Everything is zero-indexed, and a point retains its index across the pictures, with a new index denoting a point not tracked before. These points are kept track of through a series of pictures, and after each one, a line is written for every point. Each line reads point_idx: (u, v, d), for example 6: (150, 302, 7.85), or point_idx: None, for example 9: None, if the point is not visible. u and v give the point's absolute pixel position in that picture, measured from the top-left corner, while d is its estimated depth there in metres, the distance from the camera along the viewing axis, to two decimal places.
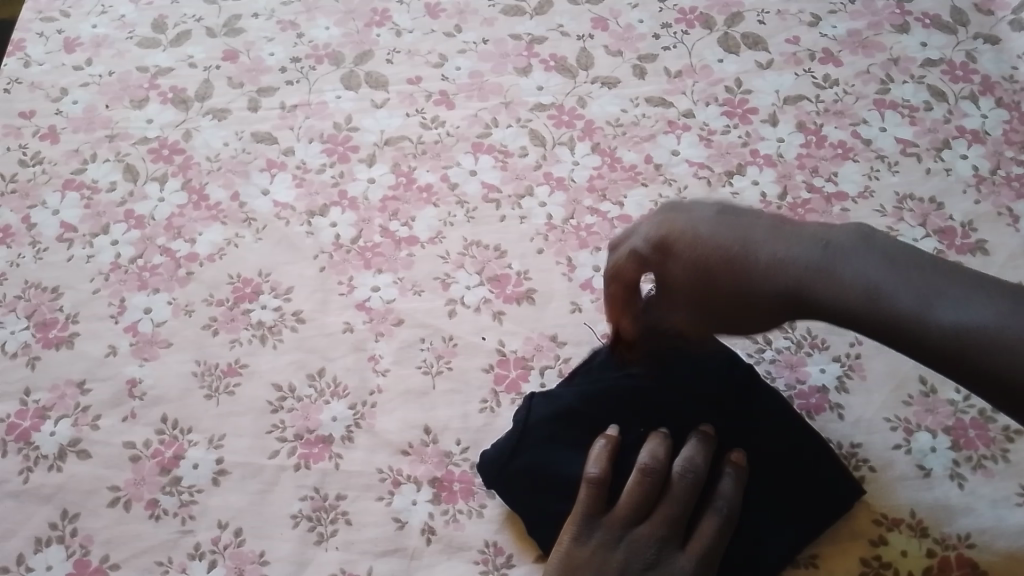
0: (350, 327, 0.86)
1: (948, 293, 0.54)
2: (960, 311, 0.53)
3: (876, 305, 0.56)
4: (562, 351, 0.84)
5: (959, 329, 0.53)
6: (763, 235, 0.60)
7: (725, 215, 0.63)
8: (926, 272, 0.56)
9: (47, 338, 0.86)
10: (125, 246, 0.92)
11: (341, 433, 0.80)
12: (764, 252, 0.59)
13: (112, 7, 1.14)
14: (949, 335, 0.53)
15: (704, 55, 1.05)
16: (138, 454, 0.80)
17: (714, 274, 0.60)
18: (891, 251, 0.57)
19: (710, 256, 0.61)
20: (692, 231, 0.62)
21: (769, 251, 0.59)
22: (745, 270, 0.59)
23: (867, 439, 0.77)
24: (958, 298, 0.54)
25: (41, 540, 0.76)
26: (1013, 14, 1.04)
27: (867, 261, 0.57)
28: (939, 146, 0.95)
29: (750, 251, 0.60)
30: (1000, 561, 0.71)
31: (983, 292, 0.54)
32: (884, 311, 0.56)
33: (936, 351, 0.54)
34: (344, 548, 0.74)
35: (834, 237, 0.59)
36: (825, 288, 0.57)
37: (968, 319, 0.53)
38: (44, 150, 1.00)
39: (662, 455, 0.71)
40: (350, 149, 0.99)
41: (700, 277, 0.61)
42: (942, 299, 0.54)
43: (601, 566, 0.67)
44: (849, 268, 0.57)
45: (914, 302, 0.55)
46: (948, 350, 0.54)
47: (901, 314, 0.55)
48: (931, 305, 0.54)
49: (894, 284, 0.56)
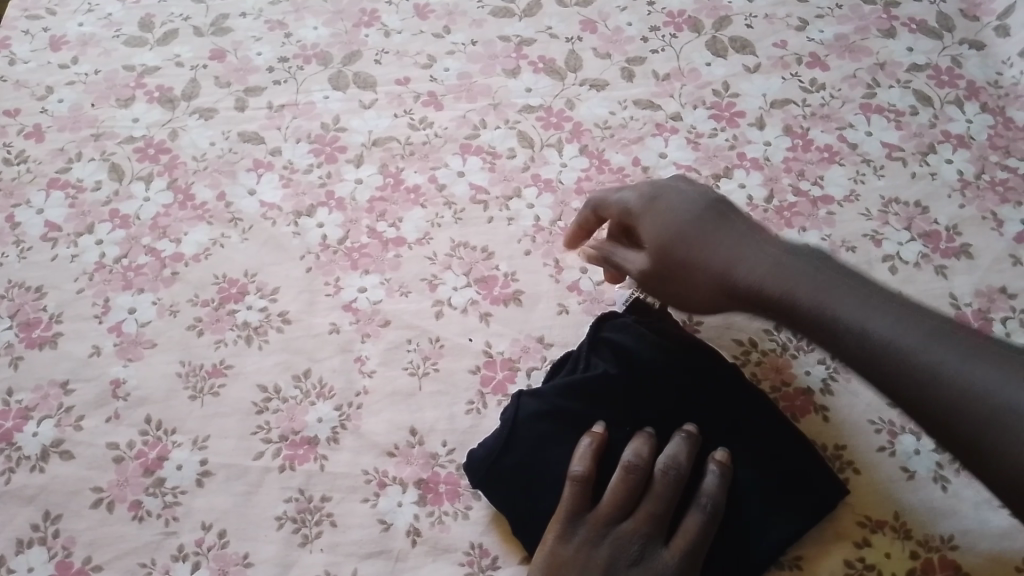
0: (337, 328, 0.85)
1: (889, 309, 0.63)
2: (892, 324, 0.62)
3: (821, 302, 0.65)
4: (549, 352, 0.84)
5: (884, 338, 0.61)
6: (739, 235, 0.73)
7: (719, 213, 0.75)
8: (875, 295, 0.64)
9: (31, 338, 0.86)
10: (110, 246, 0.91)
11: (327, 434, 0.79)
12: (735, 246, 0.72)
13: (99, 6, 1.13)
14: (873, 338, 0.62)
15: (692, 58, 1.05)
16: (122, 455, 0.79)
17: (685, 248, 0.73)
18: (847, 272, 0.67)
19: (695, 233, 0.73)
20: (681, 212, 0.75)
21: (741, 249, 0.72)
22: (711, 250, 0.72)
23: (852, 440, 0.77)
24: (889, 314, 0.62)
25: (23, 541, 0.75)
26: (998, 20, 1.05)
27: (825, 272, 0.67)
28: (925, 150, 0.95)
29: (725, 244, 0.72)
30: (982, 562, 0.71)
31: (903, 312, 0.62)
32: (825, 310, 0.65)
33: (863, 351, 0.62)
34: (329, 550, 0.74)
35: (807, 252, 0.70)
36: (777, 282, 0.68)
37: (886, 329, 0.61)
38: (29, 149, 0.99)
39: (646, 454, 0.71)
40: (338, 149, 0.99)
41: (672, 245, 0.74)
42: (879, 312, 0.63)
43: (585, 565, 0.67)
44: (807, 272, 0.68)
45: (856, 307, 0.64)
46: (872, 352, 0.61)
47: (838, 313, 0.64)
48: (871, 312, 0.63)
49: (836, 290, 0.65)
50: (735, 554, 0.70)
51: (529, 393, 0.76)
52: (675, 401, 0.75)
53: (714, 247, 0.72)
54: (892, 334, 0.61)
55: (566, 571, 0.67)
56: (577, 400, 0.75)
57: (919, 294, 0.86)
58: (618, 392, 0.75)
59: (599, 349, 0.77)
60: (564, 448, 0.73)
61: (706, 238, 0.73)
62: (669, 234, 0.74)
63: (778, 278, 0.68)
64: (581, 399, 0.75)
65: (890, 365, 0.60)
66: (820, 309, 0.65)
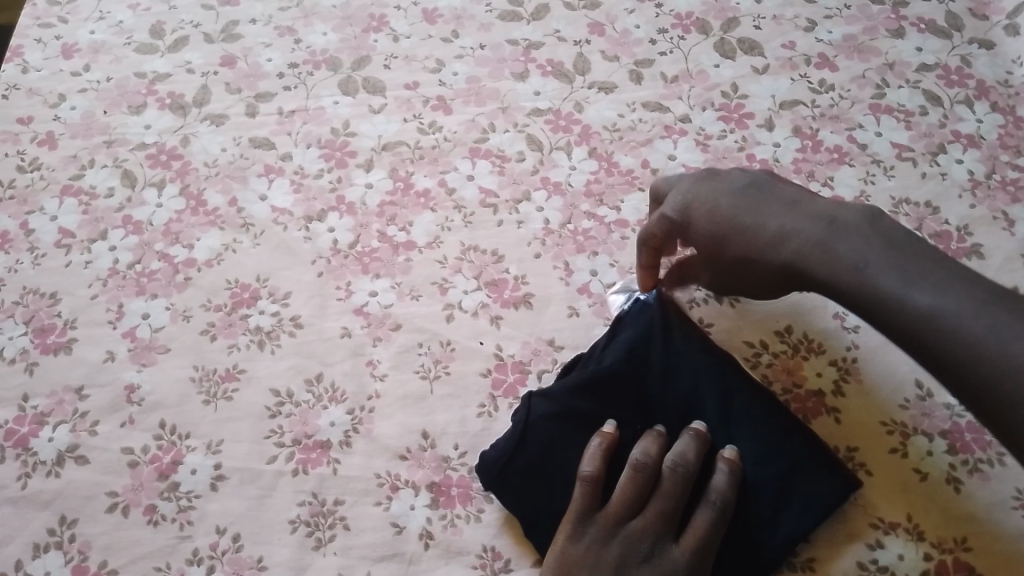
0: (348, 332, 0.86)
1: (928, 280, 0.60)
2: (941, 299, 0.59)
3: (863, 279, 0.63)
4: (560, 355, 0.84)
5: (928, 312, 0.59)
6: (780, 212, 0.70)
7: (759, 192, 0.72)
8: (918, 261, 0.62)
9: (45, 344, 0.86)
10: (123, 252, 0.92)
11: (340, 438, 0.80)
12: (778, 224, 0.69)
13: (110, 13, 1.14)
14: (920, 313, 0.59)
15: (700, 60, 1.05)
16: (136, 460, 0.80)
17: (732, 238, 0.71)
18: (891, 235, 0.65)
19: (735, 220, 0.71)
20: (719, 199, 0.73)
21: (783, 226, 0.68)
22: (755, 235, 0.69)
23: (864, 441, 0.77)
24: (930, 290, 0.60)
25: (39, 546, 0.76)
26: (1008, 18, 1.04)
27: (870, 243, 0.64)
28: (935, 150, 0.95)
29: (767, 225, 0.69)
30: (997, 564, 0.71)
31: (954, 281, 0.60)
32: (868, 289, 0.63)
33: (911, 332, 0.60)
34: (343, 554, 0.74)
35: (847, 218, 0.66)
36: (818, 262, 0.66)
37: (936, 302, 0.59)
38: (42, 156, 1.00)
39: (655, 453, 0.71)
40: (348, 154, 0.99)
41: (721, 237, 0.71)
42: (920, 288, 0.60)
43: (595, 564, 0.67)
44: (845, 248, 0.65)
45: (899, 281, 0.61)
46: (919, 329, 0.59)
47: (882, 292, 0.62)
48: (914, 290, 0.60)
49: (880, 263, 0.63)
50: (746, 552, 0.71)
51: (542, 394, 0.76)
52: (683, 402, 0.76)
53: (758, 234, 0.69)
54: (940, 314, 0.58)
55: (577, 571, 0.67)
56: (587, 399, 0.75)
57: None
58: (628, 394, 0.75)
59: (610, 349, 0.77)
60: (574, 448, 0.73)
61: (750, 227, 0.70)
62: (713, 228, 0.72)
63: (822, 260, 0.66)
64: (592, 400, 0.75)
65: (940, 341, 0.58)
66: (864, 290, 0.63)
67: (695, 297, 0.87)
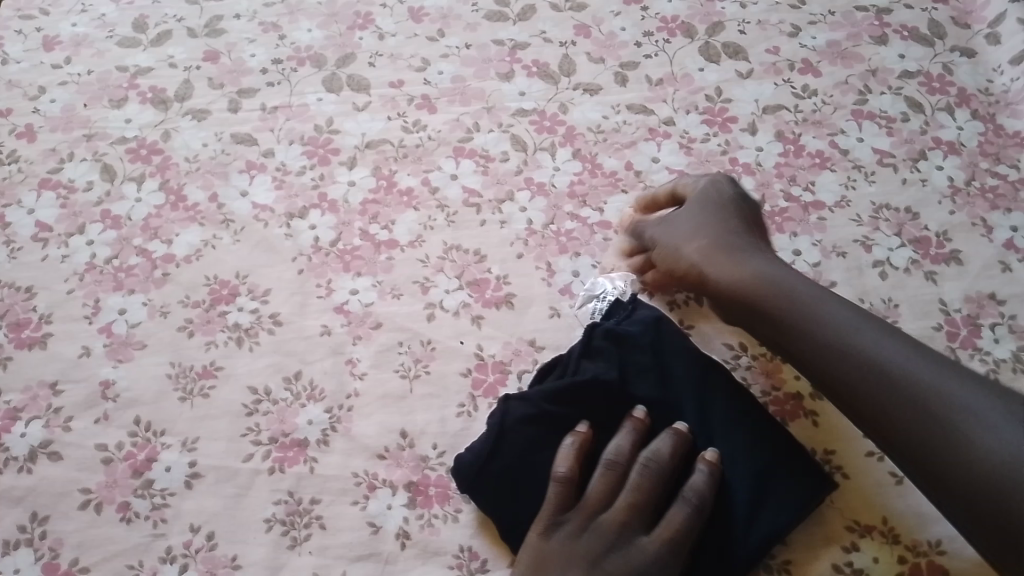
0: (328, 330, 0.85)
1: (873, 325, 0.66)
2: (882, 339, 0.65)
3: (811, 314, 0.69)
4: (540, 355, 0.84)
5: (871, 348, 0.64)
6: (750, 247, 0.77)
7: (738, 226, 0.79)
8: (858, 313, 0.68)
9: (20, 339, 0.85)
10: (101, 247, 0.91)
11: (317, 437, 0.79)
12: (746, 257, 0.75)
13: (93, 6, 1.13)
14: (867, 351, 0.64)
15: (685, 63, 1.05)
16: (110, 457, 0.79)
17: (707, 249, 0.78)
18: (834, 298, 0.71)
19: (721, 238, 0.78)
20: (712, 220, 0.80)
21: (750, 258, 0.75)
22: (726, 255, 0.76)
23: (842, 445, 0.78)
24: (875, 334, 0.65)
25: (10, 543, 0.75)
26: (989, 28, 1.06)
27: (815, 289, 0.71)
28: (916, 157, 0.96)
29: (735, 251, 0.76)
30: (970, 567, 0.71)
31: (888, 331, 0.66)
32: (815, 321, 0.68)
33: (856, 359, 0.65)
34: (318, 553, 0.74)
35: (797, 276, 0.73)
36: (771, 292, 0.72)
37: (876, 342, 0.65)
38: (21, 149, 0.99)
39: (628, 450, 0.72)
40: (331, 152, 0.99)
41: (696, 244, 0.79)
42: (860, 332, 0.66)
43: (566, 561, 0.66)
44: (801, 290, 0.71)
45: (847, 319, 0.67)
46: (864, 361, 0.64)
47: (828, 330, 0.67)
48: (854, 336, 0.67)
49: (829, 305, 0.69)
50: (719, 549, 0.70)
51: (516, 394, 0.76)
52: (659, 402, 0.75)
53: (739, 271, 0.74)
54: (881, 352, 0.64)
55: (549, 564, 0.67)
56: (563, 399, 0.75)
57: (909, 300, 0.86)
58: (605, 395, 0.75)
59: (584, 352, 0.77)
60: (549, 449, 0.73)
61: (732, 259, 0.76)
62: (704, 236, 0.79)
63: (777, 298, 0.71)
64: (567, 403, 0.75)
65: (874, 369, 0.63)
66: (810, 338, 0.68)
67: (676, 299, 0.87)
